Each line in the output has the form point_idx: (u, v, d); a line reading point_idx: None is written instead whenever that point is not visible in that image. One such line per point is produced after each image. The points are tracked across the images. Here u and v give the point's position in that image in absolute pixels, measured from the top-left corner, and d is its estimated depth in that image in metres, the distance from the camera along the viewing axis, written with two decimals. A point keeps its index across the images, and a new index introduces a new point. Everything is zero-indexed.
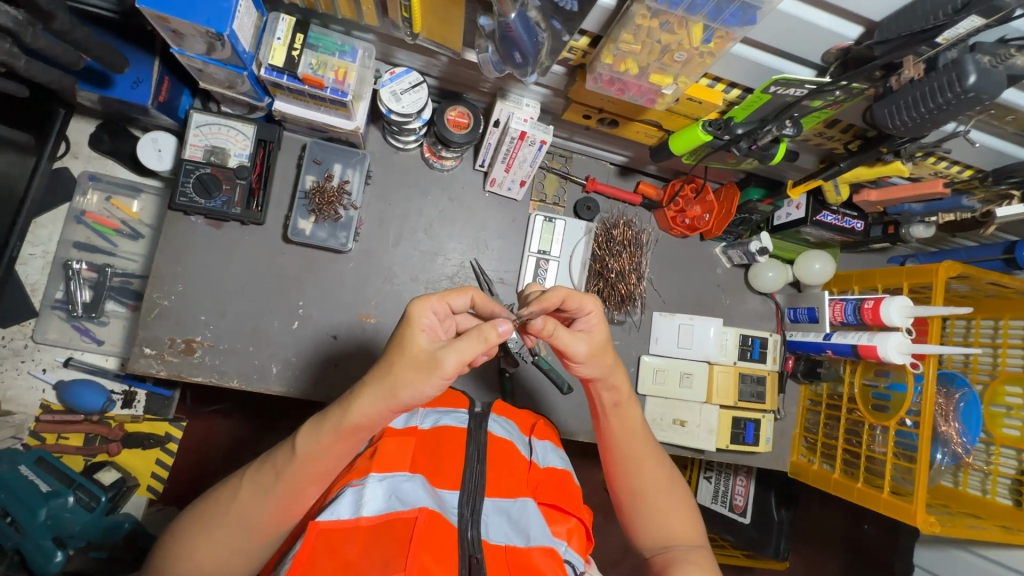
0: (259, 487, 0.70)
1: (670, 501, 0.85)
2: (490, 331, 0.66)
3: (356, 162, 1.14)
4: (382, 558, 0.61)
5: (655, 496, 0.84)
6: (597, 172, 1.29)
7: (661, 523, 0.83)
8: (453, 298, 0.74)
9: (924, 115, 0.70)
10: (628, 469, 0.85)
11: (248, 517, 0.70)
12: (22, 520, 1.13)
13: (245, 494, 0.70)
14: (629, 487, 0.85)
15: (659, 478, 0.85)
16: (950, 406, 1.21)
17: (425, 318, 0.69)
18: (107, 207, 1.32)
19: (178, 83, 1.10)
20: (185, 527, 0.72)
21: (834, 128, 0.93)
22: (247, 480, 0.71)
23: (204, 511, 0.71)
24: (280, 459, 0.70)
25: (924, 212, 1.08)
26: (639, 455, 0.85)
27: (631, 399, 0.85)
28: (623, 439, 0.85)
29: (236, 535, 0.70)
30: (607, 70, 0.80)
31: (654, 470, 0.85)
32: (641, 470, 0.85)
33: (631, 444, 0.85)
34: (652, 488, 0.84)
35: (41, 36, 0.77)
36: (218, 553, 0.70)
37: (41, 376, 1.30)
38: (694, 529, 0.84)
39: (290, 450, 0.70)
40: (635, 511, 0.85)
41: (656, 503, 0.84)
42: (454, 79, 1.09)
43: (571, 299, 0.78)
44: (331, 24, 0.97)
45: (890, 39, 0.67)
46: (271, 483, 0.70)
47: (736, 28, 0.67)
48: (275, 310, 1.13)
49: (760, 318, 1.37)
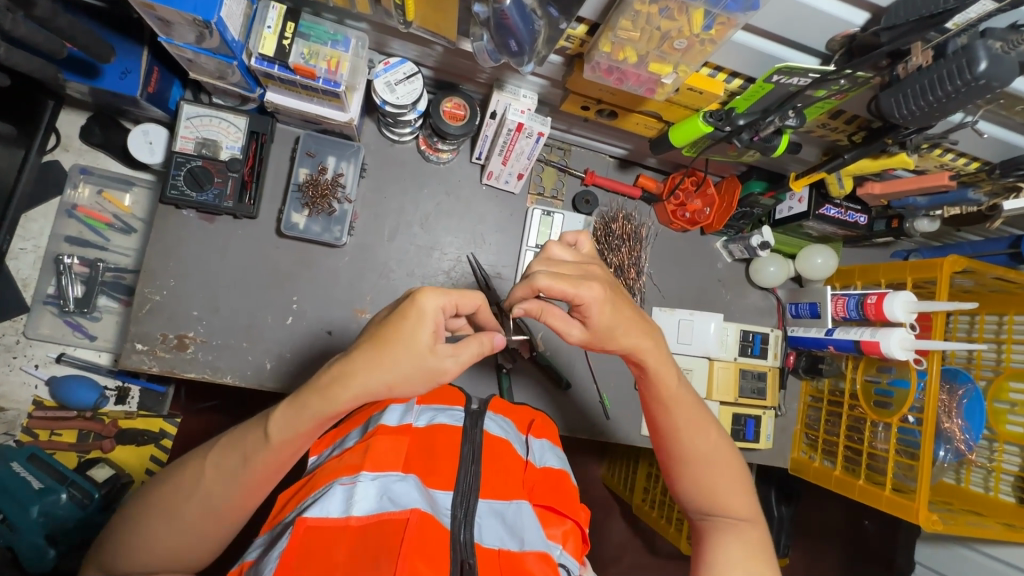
0: (227, 470, 0.68)
1: (717, 471, 0.83)
2: (487, 338, 0.70)
3: (351, 154, 1.12)
4: (372, 560, 0.59)
5: (701, 465, 0.83)
6: (596, 165, 1.27)
7: (707, 492, 0.83)
8: (464, 298, 0.69)
9: (932, 104, 0.68)
10: (670, 439, 0.83)
11: (216, 499, 0.69)
12: (15, 518, 1.14)
13: (213, 476, 0.69)
14: (673, 456, 0.84)
15: (706, 448, 0.83)
16: (953, 403, 1.19)
17: (432, 317, 0.65)
18: (99, 200, 1.30)
19: (168, 74, 1.08)
20: (145, 510, 0.70)
21: (839, 119, 0.91)
22: (212, 463, 0.69)
23: (166, 493, 0.69)
24: (250, 444, 0.69)
25: (930, 206, 1.07)
26: (684, 426, 0.82)
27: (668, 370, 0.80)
28: (665, 411, 0.82)
29: (202, 517, 0.69)
30: (605, 59, 0.78)
31: (700, 439, 0.83)
32: (684, 441, 0.82)
33: (674, 415, 0.82)
34: (697, 457, 0.82)
35: (23, 24, 0.75)
36: (184, 535, 0.69)
37: (34, 372, 1.29)
38: (742, 498, 0.83)
39: (260, 434, 0.68)
40: (680, 479, 0.84)
41: (702, 472, 0.83)
42: (450, 69, 1.06)
43: (553, 291, 0.71)
44: (323, 13, 0.94)
45: (898, 25, 0.64)
46: (240, 466, 0.68)
47: (738, 14, 0.65)
48: (269, 305, 1.11)
49: (761, 313, 1.35)
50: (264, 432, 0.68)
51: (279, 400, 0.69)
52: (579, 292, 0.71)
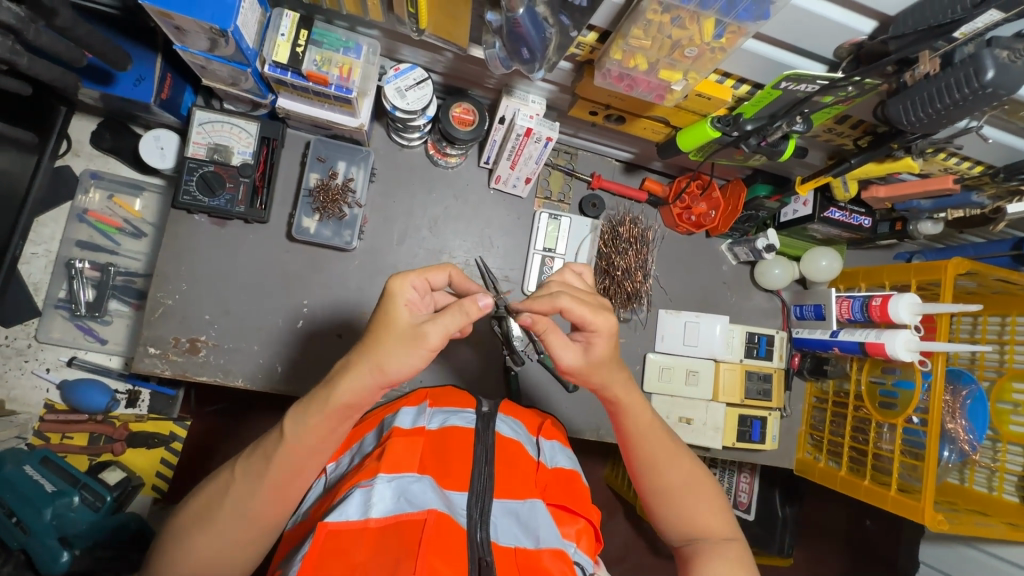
0: (252, 473, 0.70)
1: (694, 498, 0.84)
2: (470, 305, 0.67)
3: (361, 160, 1.13)
4: (390, 561, 0.60)
5: (679, 494, 0.84)
6: (602, 169, 1.28)
7: (688, 520, 0.83)
8: (433, 276, 0.74)
9: (940, 112, 0.69)
10: (646, 471, 0.85)
11: (245, 504, 0.70)
12: (28, 521, 1.12)
13: (240, 483, 0.70)
14: (650, 488, 0.85)
15: (681, 475, 0.84)
16: (957, 404, 1.20)
17: (406, 293, 0.70)
18: (109, 205, 1.31)
19: (180, 81, 1.09)
20: (179, 525, 0.71)
21: (845, 124, 0.92)
22: (239, 470, 0.71)
23: (199, 508, 0.71)
24: (271, 445, 0.71)
25: (933, 209, 1.08)
26: (658, 454, 0.84)
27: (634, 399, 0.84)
28: (638, 442, 0.84)
29: (233, 526, 0.70)
30: (616, 66, 0.79)
31: (675, 467, 0.85)
32: (660, 470, 0.84)
33: (646, 446, 0.84)
34: (673, 486, 0.84)
35: (44, 33, 0.76)
36: (218, 544, 0.70)
37: (45, 375, 1.30)
38: (723, 522, 0.84)
39: (279, 434, 0.70)
40: (659, 511, 0.85)
41: (680, 501, 0.84)
42: (459, 75, 1.08)
43: (572, 311, 0.75)
44: (335, 20, 0.95)
45: (906, 34, 0.65)
46: (263, 469, 0.70)
47: (748, 23, 0.66)
48: (279, 308, 1.12)
49: (766, 315, 1.36)
50: (284, 433, 0.70)
51: (296, 402, 0.72)
52: (598, 321, 0.76)
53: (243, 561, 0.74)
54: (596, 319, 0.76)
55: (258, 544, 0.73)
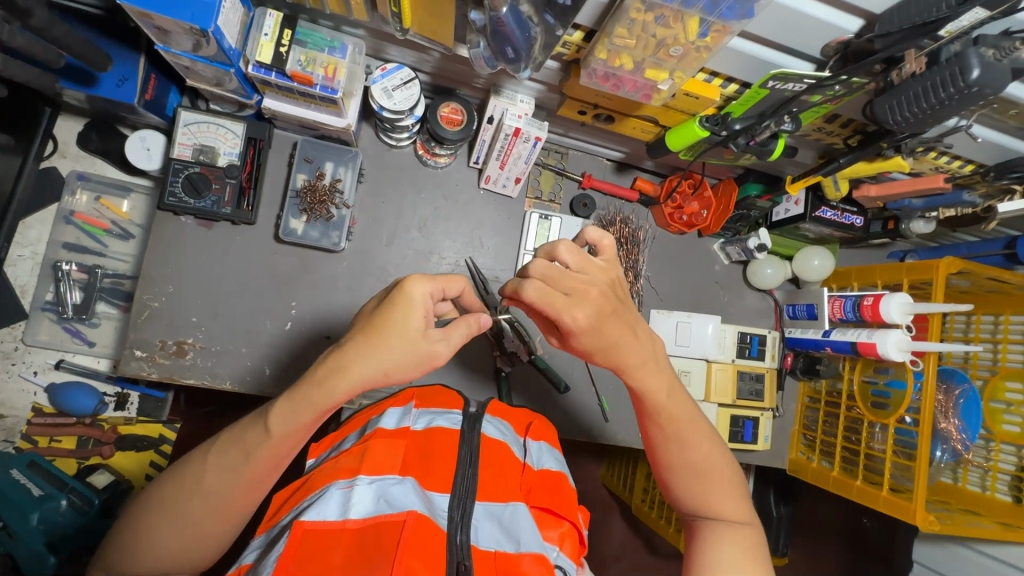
0: (228, 466, 0.69)
1: (712, 481, 0.81)
2: (473, 320, 0.73)
3: (348, 160, 1.12)
4: (368, 561, 0.60)
5: (697, 475, 0.81)
6: (594, 168, 1.28)
7: (703, 500, 0.81)
8: (448, 283, 0.73)
9: (926, 111, 0.69)
10: (666, 449, 0.81)
11: (217, 494, 0.69)
12: (14, 526, 1.13)
13: (215, 475, 0.69)
14: (668, 465, 0.82)
15: (702, 456, 0.81)
16: (949, 403, 1.19)
17: (419, 296, 0.67)
18: (97, 207, 1.29)
19: (165, 81, 1.08)
20: (146, 515, 0.70)
21: (834, 123, 0.91)
22: (213, 458, 0.70)
23: (168, 496, 0.70)
24: (251, 440, 0.69)
25: (925, 207, 1.06)
26: (680, 432, 0.80)
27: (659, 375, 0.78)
28: (660, 421, 0.80)
29: (205, 517, 0.70)
30: (602, 66, 0.79)
31: (698, 448, 0.81)
32: (681, 451, 0.81)
33: (669, 426, 0.80)
34: (693, 467, 0.81)
35: (20, 34, 0.75)
36: (187, 534, 0.69)
37: (32, 378, 1.29)
38: (740, 506, 0.82)
39: (259, 430, 0.69)
40: (675, 487, 0.83)
41: (698, 481, 0.81)
42: (447, 75, 1.07)
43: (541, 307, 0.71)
44: (319, 20, 0.94)
45: (892, 32, 0.64)
46: (241, 463, 0.69)
47: (732, 22, 0.66)
48: (267, 310, 1.11)
49: (759, 314, 1.36)
50: (263, 427, 0.68)
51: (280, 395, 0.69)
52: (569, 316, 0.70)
53: (211, 548, 0.73)
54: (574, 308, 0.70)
55: (227, 532, 0.73)
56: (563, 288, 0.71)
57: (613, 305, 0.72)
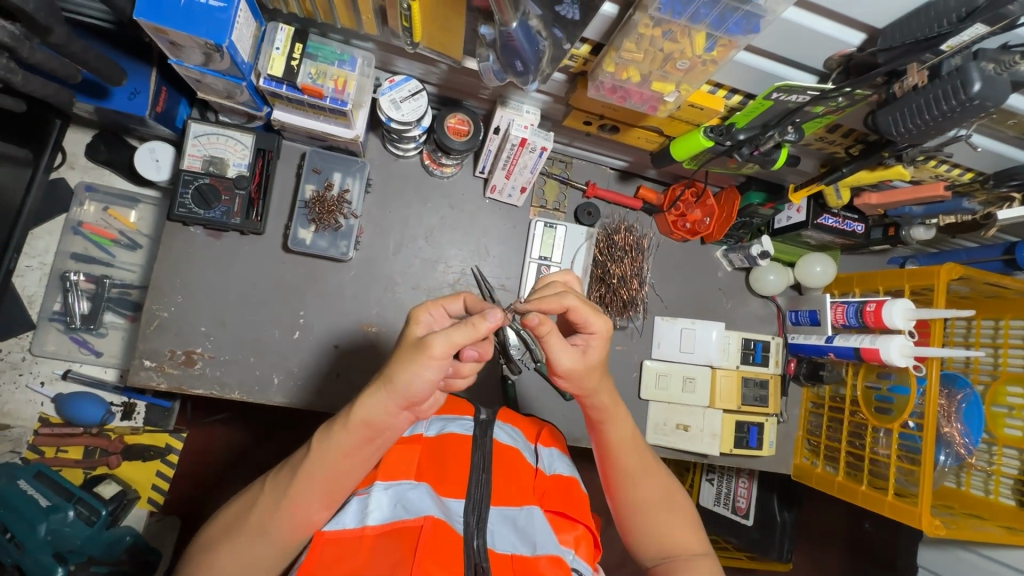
0: (277, 487, 0.69)
1: (670, 514, 0.83)
2: (479, 319, 0.63)
3: (356, 171, 1.13)
4: (388, 564, 0.61)
5: (655, 510, 0.82)
6: (598, 177, 1.29)
7: (663, 536, 0.82)
8: (449, 303, 0.71)
9: (929, 123, 0.70)
10: (624, 482, 0.83)
11: (266, 521, 0.68)
12: (22, 537, 1.12)
13: (265, 498, 0.70)
14: (628, 501, 0.83)
15: (658, 489, 0.84)
16: (952, 407, 1.21)
17: (425, 317, 0.69)
18: (105, 217, 1.31)
19: (175, 93, 1.09)
20: (204, 539, 0.71)
21: (836, 133, 0.93)
22: (269, 484, 0.71)
23: (227, 521, 0.71)
24: (298, 459, 0.70)
25: (925, 214, 1.09)
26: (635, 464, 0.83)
27: (619, 412, 0.82)
28: (619, 452, 0.83)
29: (252, 545, 0.68)
30: (609, 78, 0.80)
31: (653, 480, 0.84)
32: (639, 483, 0.83)
33: (626, 456, 0.83)
34: (651, 499, 0.83)
35: (38, 50, 0.76)
36: (236, 563, 0.68)
37: (39, 389, 1.29)
38: (699, 538, 0.83)
39: (305, 450, 0.70)
40: (635, 526, 0.83)
41: (657, 516, 0.82)
42: (453, 86, 1.08)
43: (577, 311, 0.73)
44: (330, 33, 0.96)
45: (894, 47, 0.66)
46: (288, 485, 0.69)
47: (739, 37, 0.67)
48: (275, 319, 1.12)
49: (761, 321, 1.37)
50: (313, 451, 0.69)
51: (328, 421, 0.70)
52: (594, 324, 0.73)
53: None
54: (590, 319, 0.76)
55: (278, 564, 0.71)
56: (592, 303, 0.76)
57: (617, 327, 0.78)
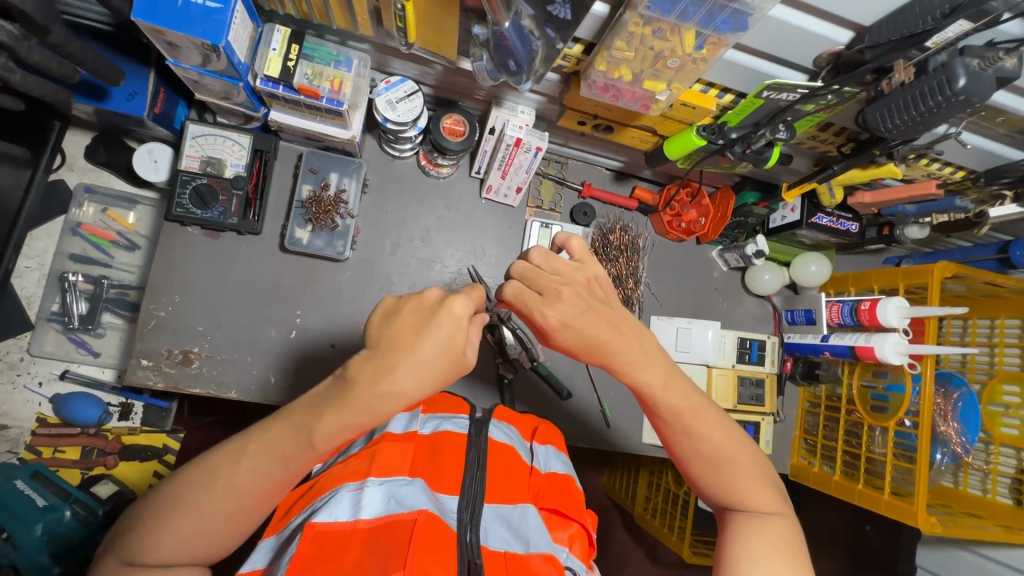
0: (261, 466, 0.65)
1: (731, 469, 0.75)
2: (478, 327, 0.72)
3: (353, 171, 1.14)
4: (382, 556, 0.60)
5: (723, 461, 0.75)
6: (593, 177, 1.30)
7: (736, 489, 0.74)
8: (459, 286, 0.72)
9: (916, 118, 0.71)
10: (683, 437, 0.76)
11: (247, 491, 0.65)
12: (18, 538, 1.11)
13: (244, 472, 0.65)
14: (690, 456, 0.76)
15: (722, 438, 0.76)
16: (948, 406, 1.21)
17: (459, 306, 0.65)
18: (103, 218, 1.32)
19: (173, 95, 1.10)
20: (159, 501, 0.65)
21: (827, 131, 0.94)
22: (246, 456, 0.65)
23: (188, 487, 0.65)
24: (286, 441, 0.65)
25: (918, 213, 1.08)
26: (687, 421, 0.75)
27: (652, 362, 0.74)
28: (670, 405, 0.75)
29: (224, 514, 0.65)
30: (602, 77, 0.81)
31: (715, 429, 0.76)
32: (700, 435, 0.75)
33: (675, 414, 0.75)
34: (716, 451, 0.75)
35: (37, 50, 0.77)
36: (204, 528, 0.64)
37: (37, 390, 1.30)
38: (772, 486, 0.76)
39: (300, 432, 0.65)
40: (703, 480, 0.76)
41: (727, 466, 0.75)
42: (449, 87, 1.09)
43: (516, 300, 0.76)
44: (326, 35, 0.97)
45: (881, 44, 0.67)
46: (275, 464, 0.65)
47: (727, 34, 0.68)
48: (272, 319, 1.12)
49: (757, 320, 1.37)
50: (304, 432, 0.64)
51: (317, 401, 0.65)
52: (533, 314, 0.75)
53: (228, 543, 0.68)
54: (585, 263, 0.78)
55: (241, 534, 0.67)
56: (539, 287, 0.75)
57: (585, 302, 0.74)
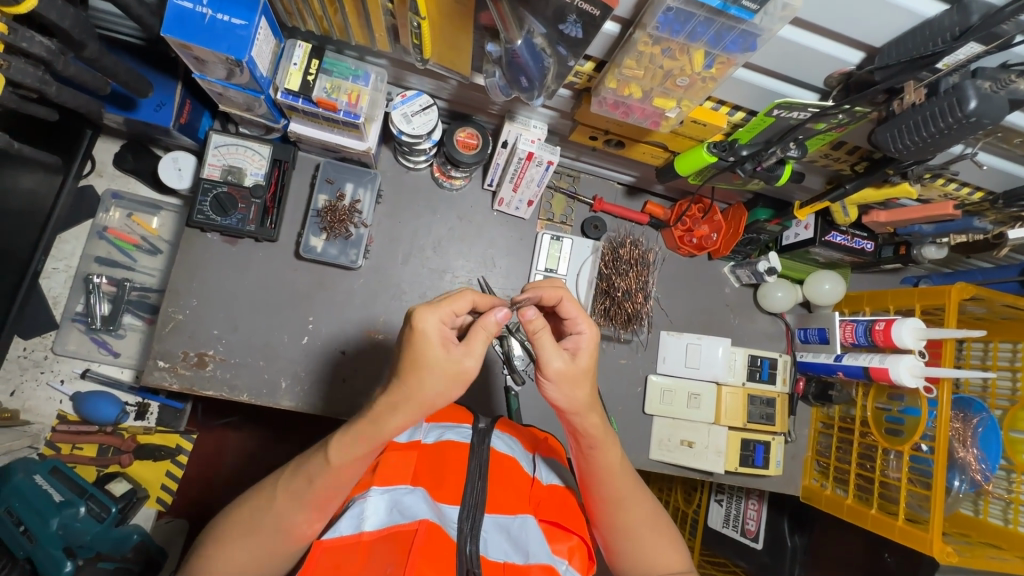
0: (293, 491, 0.72)
1: (655, 537, 0.82)
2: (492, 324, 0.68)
3: (367, 181, 1.17)
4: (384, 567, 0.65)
5: (641, 535, 0.81)
6: (605, 191, 1.31)
7: (646, 561, 0.81)
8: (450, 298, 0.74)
9: (926, 140, 0.71)
10: (608, 511, 0.81)
11: (282, 515, 0.72)
12: (35, 530, 1.15)
13: (279, 500, 0.72)
14: (612, 528, 0.81)
15: (644, 516, 0.81)
16: (967, 432, 1.18)
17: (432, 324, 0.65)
18: (128, 223, 1.37)
19: (198, 106, 1.14)
20: (226, 529, 0.74)
21: (840, 150, 0.94)
22: (281, 484, 0.73)
23: (244, 516, 0.74)
24: (310, 468, 0.72)
25: (936, 233, 1.07)
26: (615, 491, 0.80)
27: (609, 440, 0.78)
28: (601, 480, 0.80)
29: (272, 538, 0.72)
30: (611, 94, 0.82)
31: (638, 508, 0.81)
32: (625, 510, 0.81)
33: (611, 487, 0.80)
34: (638, 527, 0.81)
35: (72, 64, 0.80)
36: (255, 552, 0.72)
37: (59, 387, 1.34)
38: (682, 557, 0.82)
39: (319, 459, 0.71)
40: (620, 551, 0.82)
41: (644, 541, 0.81)
42: (463, 102, 1.12)
43: (565, 306, 0.77)
44: (345, 50, 1.00)
45: (891, 65, 0.67)
46: (304, 490, 0.71)
47: (736, 54, 0.69)
48: (286, 325, 1.15)
49: (770, 338, 1.36)
50: (327, 459, 0.70)
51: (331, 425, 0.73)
52: (582, 324, 0.76)
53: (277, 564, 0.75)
54: (585, 322, 0.76)
55: (287, 548, 0.74)
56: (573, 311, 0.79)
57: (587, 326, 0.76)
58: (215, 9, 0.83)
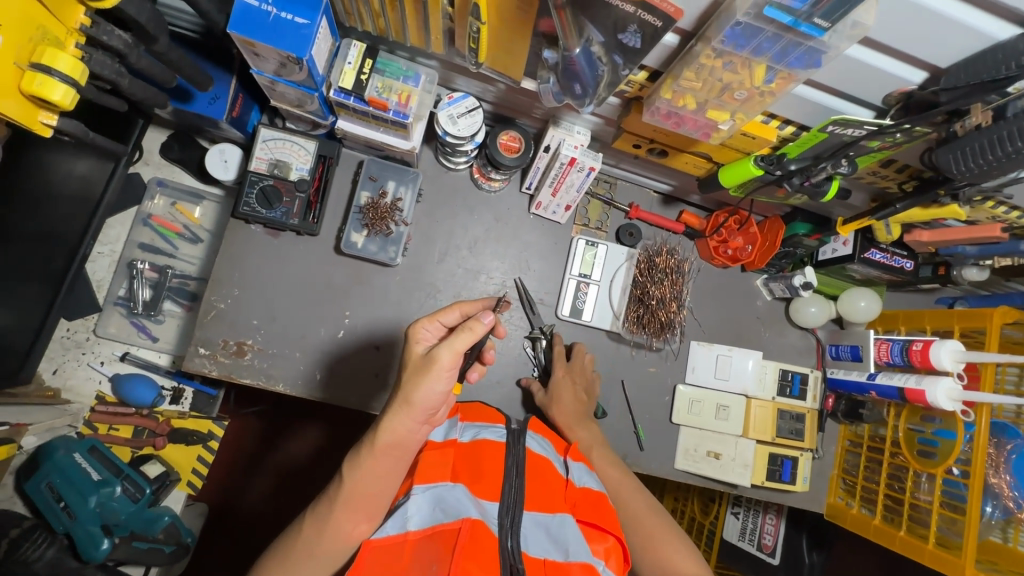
0: (319, 515, 0.74)
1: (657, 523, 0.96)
2: (475, 323, 0.68)
3: (409, 180, 1.18)
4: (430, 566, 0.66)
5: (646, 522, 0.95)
6: (641, 199, 1.31)
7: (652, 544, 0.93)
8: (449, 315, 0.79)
9: (991, 163, 0.70)
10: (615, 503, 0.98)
11: (314, 544, 0.74)
12: (75, 508, 1.17)
13: (308, 528, 0.75)
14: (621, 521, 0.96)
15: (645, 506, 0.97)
16: (1001, 458, 1.16)
17: (421, 333, 0.75)
18: (172, 211, 1.41)
19: (249, 101, 1.17)
20: (268, 563, 0.76)
21: (889, 168, 0.93)
22: (309, 514, 0.76)
23: (281, 548, 0.76)
24: (332, 489, 0.75)
25: (979, 255, 1.07)
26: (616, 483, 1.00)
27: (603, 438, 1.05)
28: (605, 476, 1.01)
29: (307, 564, 0.74)
30: (665, 104, 0.82)
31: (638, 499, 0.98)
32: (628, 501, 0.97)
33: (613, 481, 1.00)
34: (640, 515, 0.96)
35: (144, 57, 0.82)
36: None
37: (99, 368, 1.37)
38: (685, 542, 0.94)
39: (338, 482, 0.74)
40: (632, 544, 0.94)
41: (648, 528, 0.95)
42: (508, 105, 1.13)
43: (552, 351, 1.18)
44: (397, 51, 1.02)
45: (959, 87, 0.67)
46: (327, 511, 0.74)
47: (799, 70, 0.69)
48: (322, 318, 1.16)
49: (800, 353, 1.35)
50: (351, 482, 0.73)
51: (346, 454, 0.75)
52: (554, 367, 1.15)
53: None
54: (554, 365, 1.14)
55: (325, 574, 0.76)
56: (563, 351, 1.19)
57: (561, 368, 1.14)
58: (279, 8, 0.85)
